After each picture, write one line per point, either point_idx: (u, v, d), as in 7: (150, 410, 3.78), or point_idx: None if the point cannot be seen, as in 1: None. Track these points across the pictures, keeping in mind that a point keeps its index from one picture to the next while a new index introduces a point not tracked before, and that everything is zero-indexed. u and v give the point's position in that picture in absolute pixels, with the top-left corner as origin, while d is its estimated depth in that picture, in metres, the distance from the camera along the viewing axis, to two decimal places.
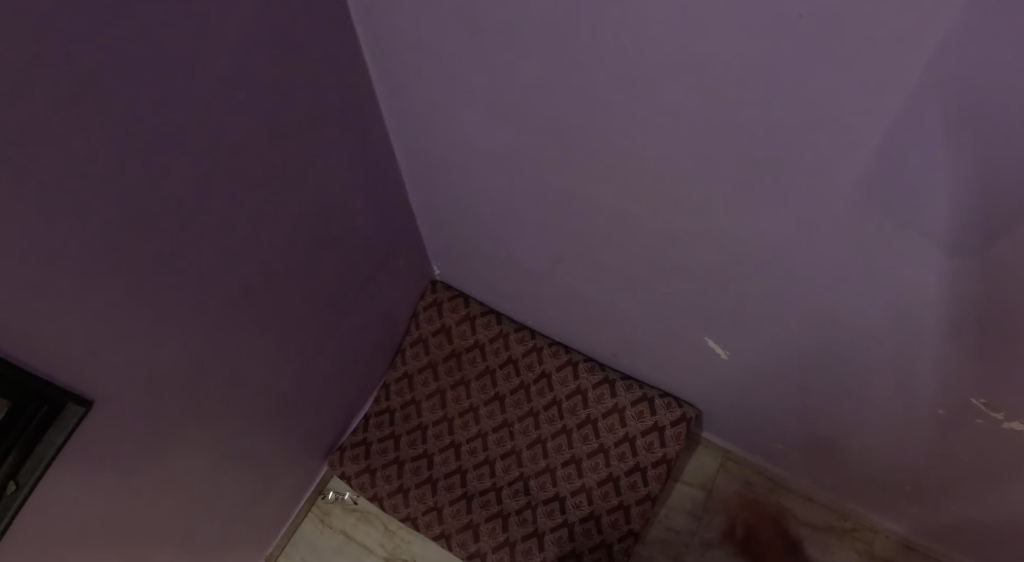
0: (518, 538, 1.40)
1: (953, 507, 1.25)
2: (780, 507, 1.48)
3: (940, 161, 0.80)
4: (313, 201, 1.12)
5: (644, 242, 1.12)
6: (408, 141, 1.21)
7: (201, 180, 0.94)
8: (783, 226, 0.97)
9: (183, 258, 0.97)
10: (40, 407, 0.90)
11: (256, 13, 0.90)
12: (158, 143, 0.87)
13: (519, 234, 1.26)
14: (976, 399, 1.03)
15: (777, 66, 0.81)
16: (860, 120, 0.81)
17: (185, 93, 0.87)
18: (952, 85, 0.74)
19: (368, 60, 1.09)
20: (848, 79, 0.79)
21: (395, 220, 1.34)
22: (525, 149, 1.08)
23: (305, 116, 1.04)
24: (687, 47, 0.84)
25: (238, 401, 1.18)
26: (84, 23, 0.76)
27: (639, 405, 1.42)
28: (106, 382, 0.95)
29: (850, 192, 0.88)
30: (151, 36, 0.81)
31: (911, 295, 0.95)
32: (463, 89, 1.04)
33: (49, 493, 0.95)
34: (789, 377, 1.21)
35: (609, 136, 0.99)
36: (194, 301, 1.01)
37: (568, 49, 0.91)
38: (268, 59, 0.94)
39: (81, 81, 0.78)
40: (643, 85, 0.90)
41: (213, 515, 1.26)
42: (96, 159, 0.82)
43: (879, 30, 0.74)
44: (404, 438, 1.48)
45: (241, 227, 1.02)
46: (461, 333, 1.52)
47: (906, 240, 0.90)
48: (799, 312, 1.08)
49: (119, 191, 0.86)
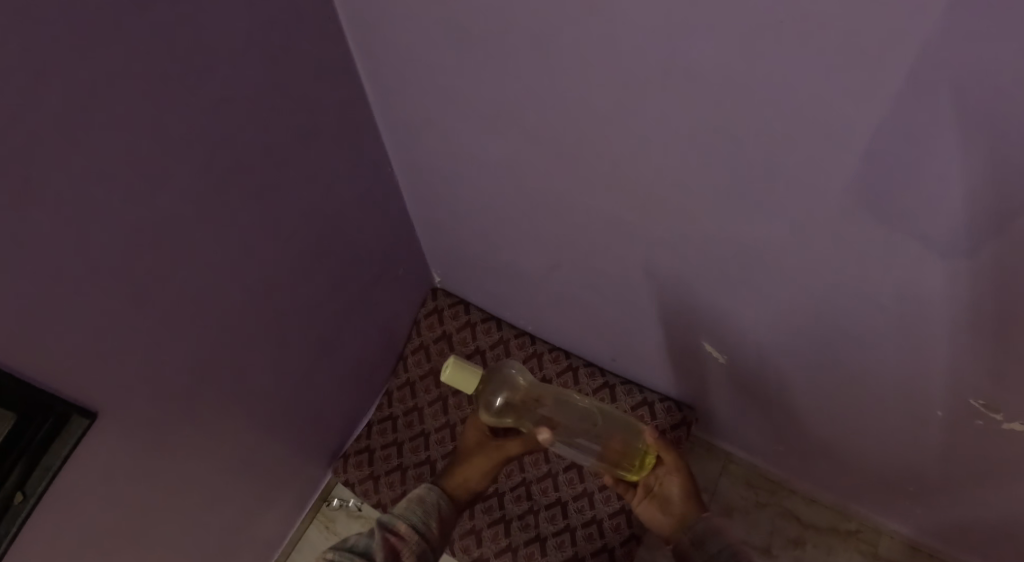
0: (520, 543, 1.40)
1: (957, 508, 1.25)
2: (785, 509, 1.48)
3: (928, 161, 0.81)
4: (310, 213, 1.14)
5: (637, 245, 1.13)
6: (404, 152, 1.22)
7: (200, 194, 0.96)
8: (770, 226, 0.98)
9: (182, 272, 0.99)
10: (45, 419, 0.92)
11: (251, 30, 0.91)
12: (153, 161, 0.89)
13: (518, 242, 1.27)
14: (975, 399, 1.03)
15: (756, 65, 0.82)
16: (841, 119, 0.82)
17: (183, 111, 0.89)
18: (939, 84, 0.75)
19: (362, 74, 1.11)
20: (827, 75, 0.79)
21: (394, 230, 1.36)
22: (517, 156, 1.09)
23: (301, 130, 1.05)
24: (667, 46, 0.85)
25: (240, 410, 1.19)
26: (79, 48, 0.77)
27: (639, 409, 1.41)
28: (111, 394, 0.98)
29: (837, 192, 0.89)
30: (145, 57, 0.83)
31: (904, 293, 0.95)
32: (459, 101, 1.06)
33: (58, 502, 0.98)
34: (784, 377, 1.22)
35: (597, 141, 1.00)
36: (195, 314, 1.03)
37: (554, 56, 0.92)
38: (265, 75, 0.96)
39: (80, 104, 0.79)
40: (629, 89, 0.91)
41: (219, 521, 1.28)
42: (97, 177, 0.84)
43: (861, 29, 0.74)
44: (407, 444, 1.48)
45: (238, 241, 1.04)
46: (462, 340, 1.51)
47: (894, 238, 0.90)
48: (791, 312, 1.09)
49: (120, 208, 0.88)
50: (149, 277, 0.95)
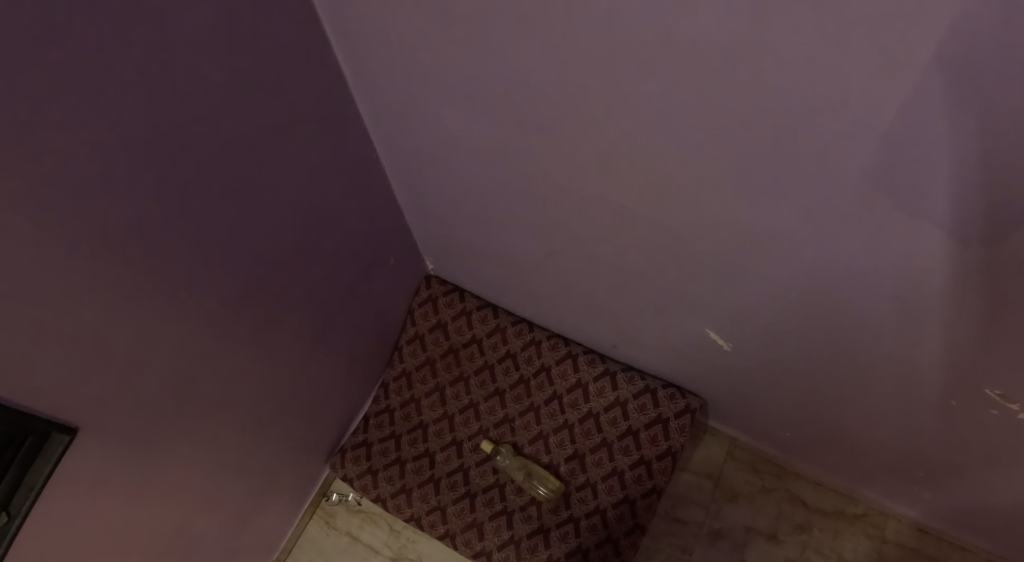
0: (523, 535, 1.40)
1: (970, 494, 1.23)
2: (791, 494, 1.47)
3: (944, 146, 0.76)
4: (293, 212, 1.09)
5: (640, 236, 1.09)
6: (390, 140, 1.16)
7: (172, 197, 0.91)
8: (779, 217, 0.93)
9: (159, 279, 0.94)
10: (23, 441, 0.89)
11: (214, 19, 0.86)
12: (117, 167, 0.84)
13: (513, 231, 1.23)
14: (991, 390, 1.00)
15: (756, 55, 0.77)
16: (854, 105, 0.77)
17: (145, 109, 0.84)
18: (958, 63, 0.70)
19: (341, 59, 1.05)
20: (835, 58, 0.74)
21: (384, 218, 1.31)
22: (509, 142, 1.04)
23: (279, 123, 1.00)
24: (663, 30, 0.80)
25: (230, 415, 1.16)
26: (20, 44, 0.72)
27: (641, 397, 1.39)
28: (92, 407, 0.94)
29: (851, 182, 0.84)
30: (96, 53, 0.78)
31: (924, 293, 0.91)
32: (446, 85, 1.00)
33: (44, 518, 0.95)
34: (792, 366, 1.18)
35: (592, 129, 0.95)
36: (176, 321, 0.99)
37: (546, 40, 0.87)
38: (234, 66, 0.90)
39: (26, 107, 0.75)
40: (627, 74, 0.86)
41: (215, 524, 1.26)
42: (56, 182, 0.80)
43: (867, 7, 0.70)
44: (404, 438, 1.49)
45: (216, 245, 0.99)
46: (458, 328, 1.50)
47: (911, 233, 0.85)
48: (796, 300, 1.05)
49: (85, 217, 0.83)
50: (122, 288, 0.90)
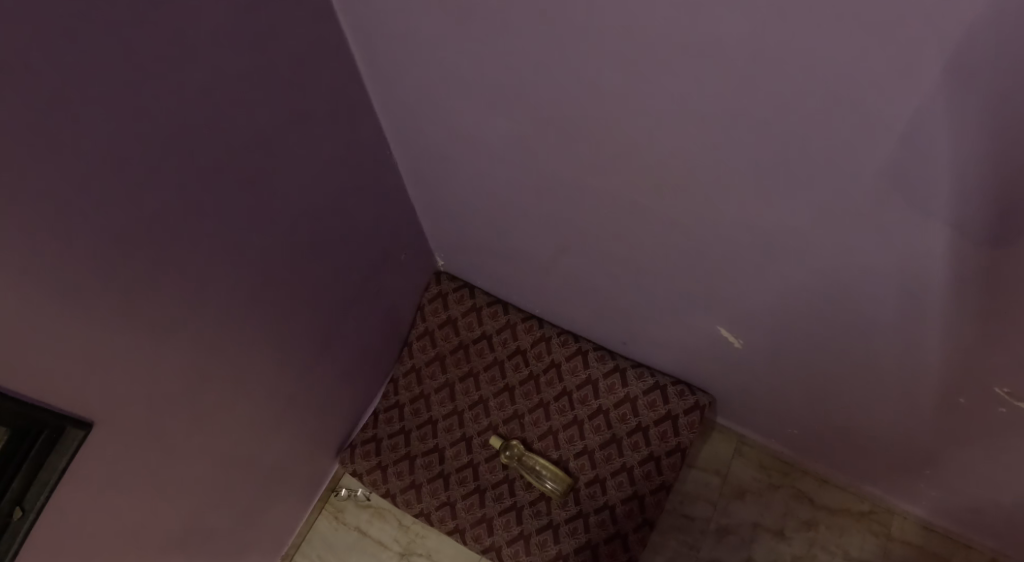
0: (533, 530, 1.41)
1: (976, 491, 1.24)
2: (798, 491, 1.48)
3: (961, 148, 0.76)
4: (307, 208, 1.09)
5: (657, 236, 1.09)
6: (403, 136, 1.17)
7: (189, 193, 0.91)
8: (794, 219, 0.94)
9: (175, 275, 0.95)
10: (37, 434, 0.89)
11: (231, 18, 0.86)
12: (136, 164, 0.84)
13: (526, 228, 1.23)
14: (1000, 388, 1.00)
15: (776, 58, 0.78)
16: (873, 107, 0.77)
17: (164, 107, 0.84)
18: (976, 66, 0.70)
19: (357, 56, 1.05)
20: (853, 62, 0.75)
21: (395, 215, 1.31)
22: (523, 139, 1.04)
23: (293, 117, 1.00)
24: (683, 32, 0.80)
25: (242, 409, 1.16)
26: (42, 44, 0.73)
27: (651, 394, 1.40)
28: (105, 401, 0.94)
29: (868, 183, 0.85)
30: (114, 51, 0.78)
31: (941, 294, 0.92)
32: (460, 81, 1.00)
33: (57, 513, 0.96)
34: (803, 365, 1.19)
35: (608, 129, 0.95)
36: (191, 317, 0.99)
37: (565, 38, 0.87)
38: (250, 64, 0.91)
39: (47, 105, 0.75)
40: (647, 77, 0.86)
41: (226, 518, 1.26)
42: (76, 180, 0.80)
43: (885, 12, 0.71)
44: (414, 433, 1.49)
45: (231, 241, 1.00)
46: (468, 325, 1.51)
47: (929, 234, 0.86)
48: (809, 299, 1.05)
49: (104, 214, 0.84)
50: (139, 283, 0.91)
